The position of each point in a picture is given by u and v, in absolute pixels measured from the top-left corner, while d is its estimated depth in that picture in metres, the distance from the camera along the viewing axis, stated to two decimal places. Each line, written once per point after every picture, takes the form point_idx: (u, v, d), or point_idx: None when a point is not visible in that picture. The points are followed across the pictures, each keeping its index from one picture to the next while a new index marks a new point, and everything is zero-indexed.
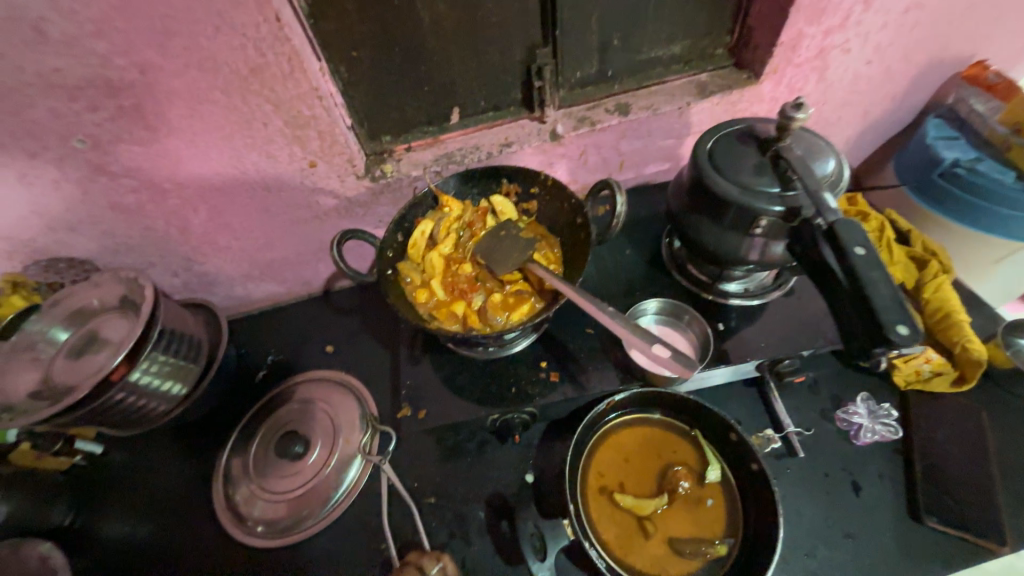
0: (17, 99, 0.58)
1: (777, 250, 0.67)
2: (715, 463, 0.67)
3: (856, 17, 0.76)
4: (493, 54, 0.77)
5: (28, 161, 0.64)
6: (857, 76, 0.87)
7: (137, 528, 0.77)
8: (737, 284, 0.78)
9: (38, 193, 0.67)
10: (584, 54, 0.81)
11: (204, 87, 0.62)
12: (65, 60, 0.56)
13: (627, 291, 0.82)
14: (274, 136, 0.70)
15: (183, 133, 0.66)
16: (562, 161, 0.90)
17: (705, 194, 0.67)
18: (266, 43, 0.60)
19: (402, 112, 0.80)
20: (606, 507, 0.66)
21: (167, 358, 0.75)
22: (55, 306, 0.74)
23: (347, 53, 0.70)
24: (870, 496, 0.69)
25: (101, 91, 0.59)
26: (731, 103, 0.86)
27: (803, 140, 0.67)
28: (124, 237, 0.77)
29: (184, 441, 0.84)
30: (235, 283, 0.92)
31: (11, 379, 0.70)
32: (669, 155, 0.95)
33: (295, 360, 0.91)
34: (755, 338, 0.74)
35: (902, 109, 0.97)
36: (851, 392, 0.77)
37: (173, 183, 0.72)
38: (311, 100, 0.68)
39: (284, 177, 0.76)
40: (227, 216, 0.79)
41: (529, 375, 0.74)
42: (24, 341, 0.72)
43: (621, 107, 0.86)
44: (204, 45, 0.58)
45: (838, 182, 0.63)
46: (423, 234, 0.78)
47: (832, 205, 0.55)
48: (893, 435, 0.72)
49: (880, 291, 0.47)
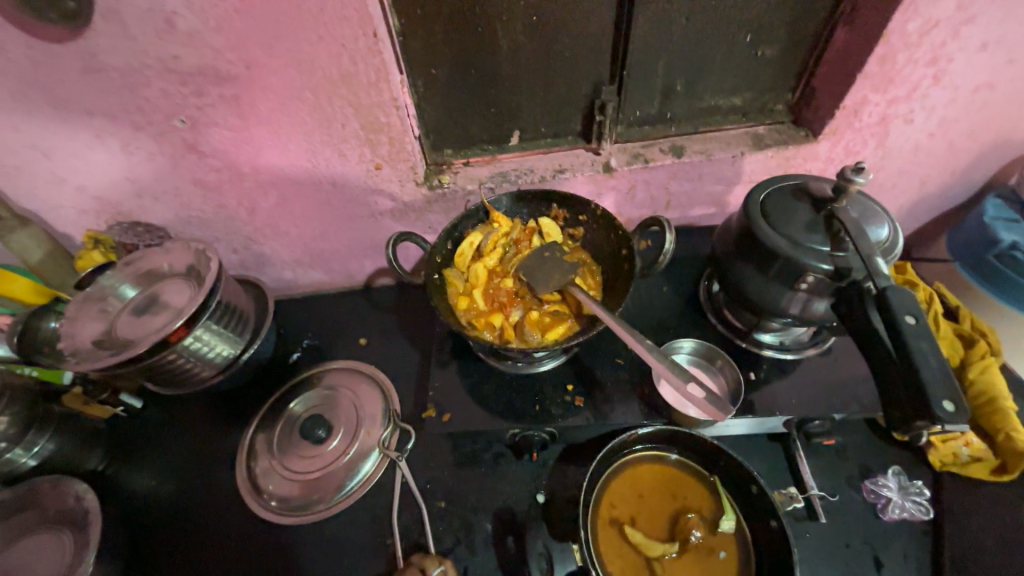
0: (137, 78, 0.65)
1: (819, 308, 0.67)
2: (730, 514, 0.66)
3: (924, 90, 0.77)
4: (560, 86, 0.81)
5: (132, 133, 0.71)
6: (918, 147, 0.87)
7: (161, 485, 0.81)
8: (772, 336, 0.78)
9: (135, 162, 0.74)
10: (647, 95, 0.84)
11: (298, 86, 0.68)
12: (184, 49, 0.63)
13: (662, 328, 0.83)
14: (349, 137, 0.76)
15: (269, 124, 0.72)
16: (611, 193, 0.92)
17: (754, 243, 0.68)
18: (360, 54, 0.66)
19: (467, 129, 0.85)
20: (615, 539, 0.66)
21: (218, 328, 0.80)
22: (128, 266, 0.81)
23: (426, 69, 0.75)
24: (892, 574, 0.66)
25: (208, 79, 0.66)
26: (786, 158, 0.88)
27: (859, 203, 0.67)
28: (198, 211, 0.83)
29: (216, 409, 0.88)
30: (286, 266, 0.98)
31: (79, 326, 0.76)
32: (716, 200, 0.96)
33: (328, 347, 0.95)
34: (786, 393, 0.73)
35: (961, 184, 0.95)
36: (881, 464, 0.74)
37: (251, 168, 0.78)
38: (388, 108, 0.73)
39: (350, 176, 0.81)
40: (293, 204, 0.85)
41: (554, 395, 0.75)
42: (97, 292, 0.79)
43: (676, 149, 0.88)
44: (306, 49, 0.64)
45: (892, 249, 0.63)
46: (471, 245, 0.81)
47: (884, 271, 0.55)
48: (924, 515, 0.69)
49: (929, 362, 0.47)
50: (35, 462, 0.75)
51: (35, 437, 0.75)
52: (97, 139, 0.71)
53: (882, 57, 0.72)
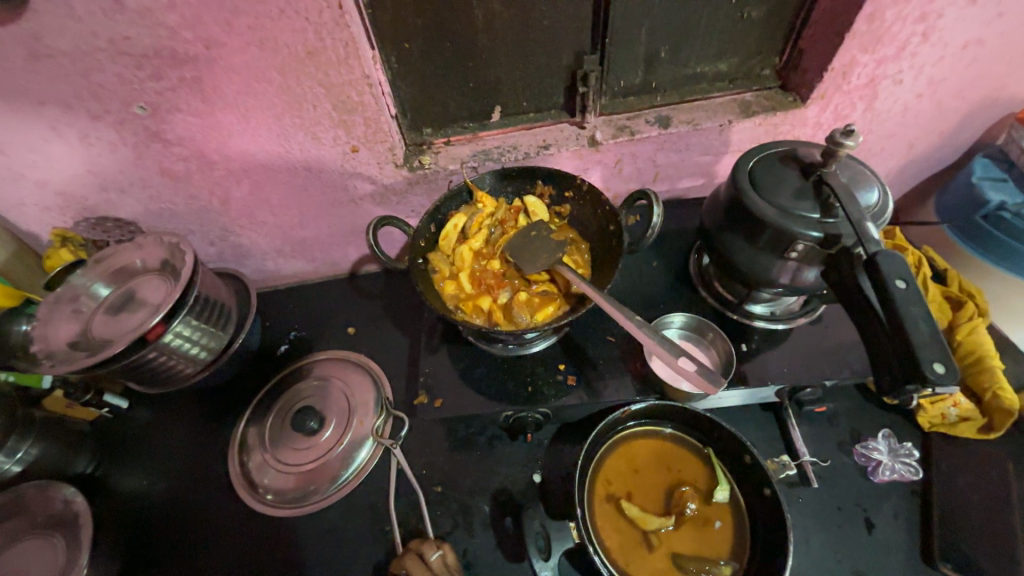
0: (88, 63, 0.61)
1: (809, 276, 0.66)
2: (724, 484, 0.66)
3: (913, 48, 0.75)
4: (541, 56, 0.78)
5: (90, 123, 0.67)
6: (907, 108, 0.85)
7: (153, 484, 0.80)
8: (763, 307, 0.78)
9: (96, 154, 0.71)
10: (631, 63, 0.81)
11: (263, 65, 0.64)
12: (137, 30, 0.58)
13: (652, 304, 0.82)
14: (321, 119, 0.72)
15: (236, 108, 0.69)
16: (597, 168, 0.90)
17: (744, 213, 0.66)
18: (326, 29, 0.62)
19: (446, 106, 0.82)
20: (612, 514, 0.66)
21: (199, 323, 0.78)
22: (100, 263, 0.78)
23: (399, 44, 0.71)
24: (883, 534, 0.67)
25: (166, 62, 0.62)
26: (774, 125, 0.86)
27: (848, 167, 0.66)
28: (169, 203, 0.80)
29: (204, 406, 0.87)
30: (267, 257, 0.95)
31: (52, 328, 0.73)
32: (705, 171, 0.94)
33: (316, 338, 0.93)
34: (778, 363, 0.73)
35: (950, 145, 0.94)
36: (871, 427, 0.75)
37: (221, 156, 0.74)
38: (361, 86, 0.69)
39: (326, 160, 0.78)
40: (268, 191, 0.81)
41: (546, 376, 0.75)
42: (69, 292, 0.76)
43: (662, 120, 0.85)
44: (268, 25, 0.60)
45: (882, 213, 0.62)
46: (455, 227, 0.79)
47: (874, 236, 0.54)
48: (913, 475, 0.71)
49: (918, 326, 0.47)
50: (19, 468, 0.74)
51: (17, 442, 0.73)
52: (53, 131, 0.67)
53: (871, 15, 0.70)
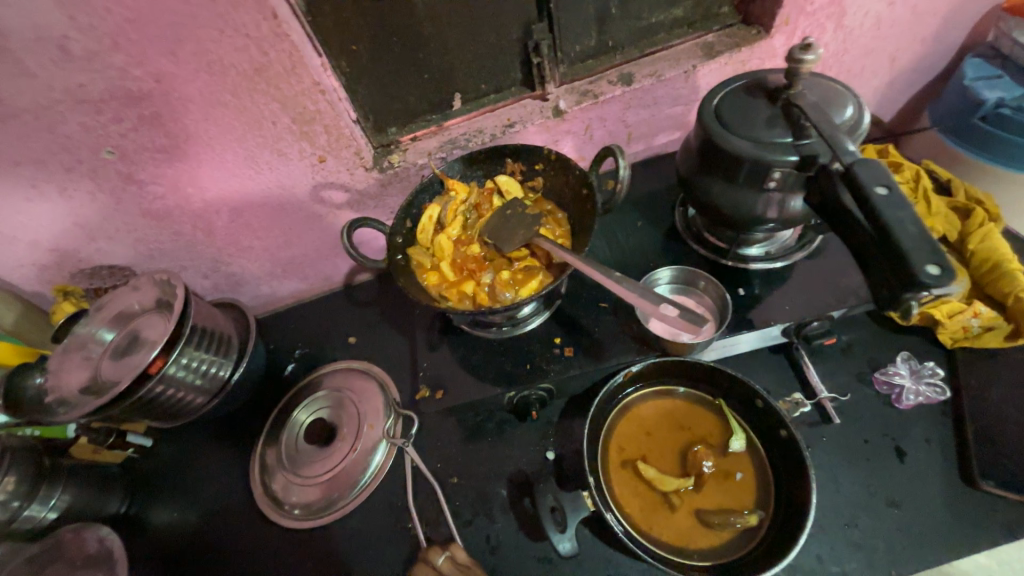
0: (50, 116, 0.62)
1: (794, 206, 0.64)
2: (739, 433, 0.65)
3: None
4: (490, 35, 0.77)
5: (66, 175, 0.69)
6: (880, 20, 0.81)
7: (184, 515, 0.82)
8: (758, 248, 0.75)
9: (77, 205, 0.73)
10: (583, 26, 0.80)
11: (216, 90, 0.65)
12: (88, 76, 0.60)
13: (643, 264, 0.80)
14: (283, 134, 0.73)
15: (200, 138, 0.70)
16: (568, 138, 0.89)
17: (717, 153, 0.64)
18: (267, 42, 0.62)
19: (406, 102, 0.82)
20: (629, 479, 0.65)
21: (201, 354, 0.79)
22: (100, 309, 0.80)
23: (346, 46, 0.71)
24: (916, 461, 0.64)
25: (122, 102, 0.64)
26: (742, 62, 0.83)
27: (816, 87, 0.63)
28: (157, 243, 0.82)
29: (222, 435, 0.89)
30: (261, 282, 0.97)
31: (66, 376, 0.76)
32: (679, 123, 0.92)
33: (320, 353, 0.94)
34: (779, 302, 0.70)
35: (934, 51, 0.90)
36: (889, 353, 0.72)
37: (195, 189, 0.76)
38: (313, 95, 0.70)
39: (298, 175, 0.79)
40: (248, 216, 0.83)
41: (544, 351, 0.73)
42: (75, 342, 0.78)
43: (625, 77, 0.83)
44: (212, 48, 0.61)
45: (858, 126, 0.59)
46: (431, 218, 0.78)
47: (849, 148, 0.52)
48: (940, 396, 0.67)
49: (907, 231, 0.44)
50: (55, 515, 0.76)
51: (49, 490, 0.75)
52: (33, 189, 0.69)
53: None
